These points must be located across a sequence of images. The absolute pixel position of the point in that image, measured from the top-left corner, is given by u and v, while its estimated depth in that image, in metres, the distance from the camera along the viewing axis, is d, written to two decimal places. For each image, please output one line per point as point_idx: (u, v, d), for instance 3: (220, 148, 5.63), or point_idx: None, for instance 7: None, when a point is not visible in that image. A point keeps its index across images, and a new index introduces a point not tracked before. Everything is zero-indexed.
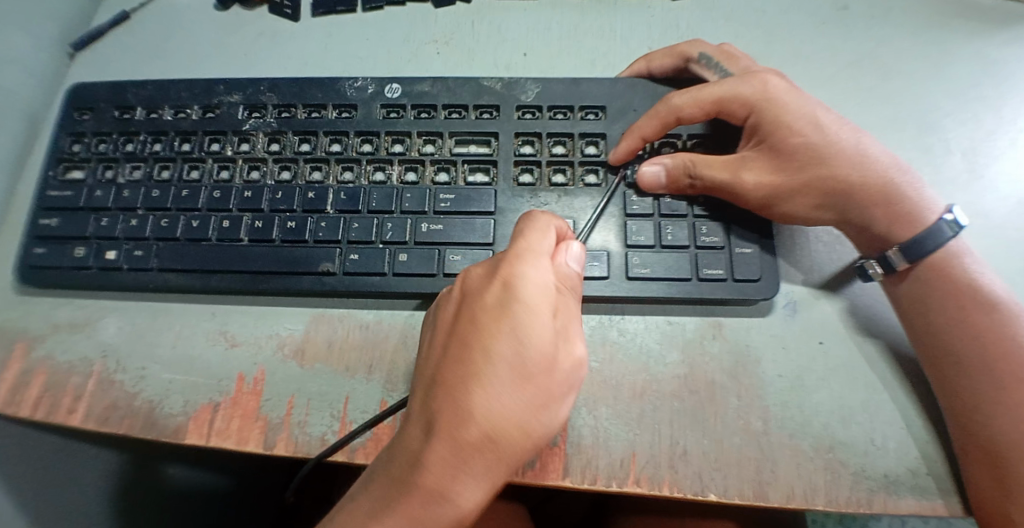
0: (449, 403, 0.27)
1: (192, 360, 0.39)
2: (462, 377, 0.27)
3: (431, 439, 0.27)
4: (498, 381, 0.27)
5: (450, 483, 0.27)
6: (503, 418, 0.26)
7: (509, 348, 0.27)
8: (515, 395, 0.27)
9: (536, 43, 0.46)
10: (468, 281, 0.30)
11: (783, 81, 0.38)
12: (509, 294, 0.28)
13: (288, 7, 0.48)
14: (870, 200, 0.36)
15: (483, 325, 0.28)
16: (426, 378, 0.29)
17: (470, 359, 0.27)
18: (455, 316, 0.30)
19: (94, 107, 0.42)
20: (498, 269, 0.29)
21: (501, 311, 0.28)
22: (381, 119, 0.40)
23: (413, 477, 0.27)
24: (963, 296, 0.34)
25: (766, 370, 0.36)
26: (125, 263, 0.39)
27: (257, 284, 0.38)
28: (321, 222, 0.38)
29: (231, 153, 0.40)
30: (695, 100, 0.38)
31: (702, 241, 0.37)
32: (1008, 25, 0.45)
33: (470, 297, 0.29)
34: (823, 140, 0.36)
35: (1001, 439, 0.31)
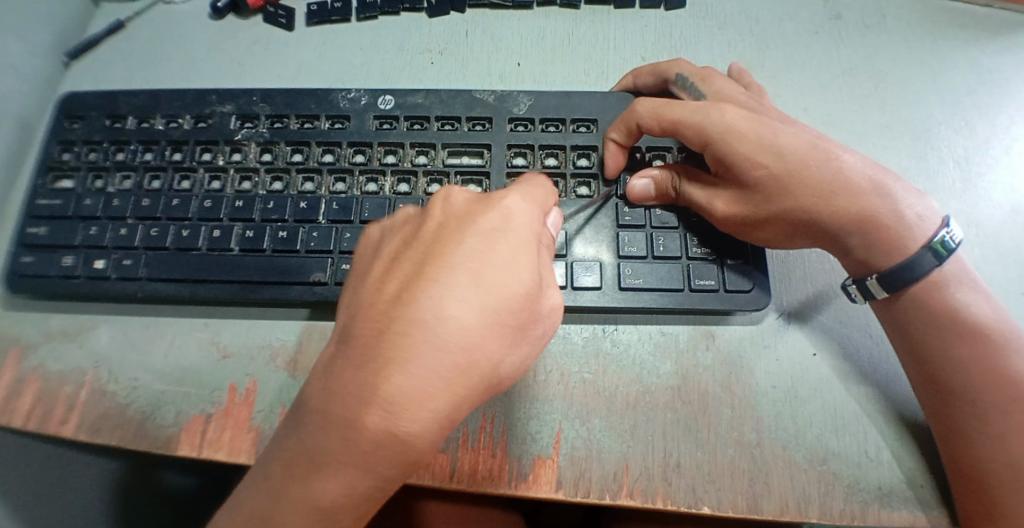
0: (425, 318, 0.25)
1: (185, 370, 0.39)
2: (443, 288, 0.25)
3: (394, 358, 0.25)
4: (484, 303, 0.25)
5: (410, 412, 0.24)
6: (480, 346, 0.25)
7: (503, 276, 0.26)
8: (491, 325, 0.25)
9: (530, 53, 0.46)
10: (450, 201, 0.29)
11: (737, 107, 0.36)
12: (502, 223, 0.27)
13: (282, 17, 0.49)
14: (842, 229, 0.35)
15: (472, 246, 0.26)
16: (391, 290, 0.26)
17: (455, 276, 0.26)
18: (434, 232, 0.28)
19: (85, 116, 0.42)
20: (493, 199, 0.28)
21: (495, 237, 0.27)
22: (374, 130, 0.40)
23: (366, 400, 0.25)
24: (948, 326, 0.33)
25: (760, 382, 0.36)
26: (114, 271, 0.38)
27: (249, 294, 0.38)
28: (313, 232, 0.38)
29: (223, 162, 0.40)
30: (655, 114, 0.36)
31: (693, 252, 0.37)
32: (1002, 34, 0.46)
33: (452, 217, 0.28)
34: (789, 167, 0.34)
35: (990, 461, 0.31)
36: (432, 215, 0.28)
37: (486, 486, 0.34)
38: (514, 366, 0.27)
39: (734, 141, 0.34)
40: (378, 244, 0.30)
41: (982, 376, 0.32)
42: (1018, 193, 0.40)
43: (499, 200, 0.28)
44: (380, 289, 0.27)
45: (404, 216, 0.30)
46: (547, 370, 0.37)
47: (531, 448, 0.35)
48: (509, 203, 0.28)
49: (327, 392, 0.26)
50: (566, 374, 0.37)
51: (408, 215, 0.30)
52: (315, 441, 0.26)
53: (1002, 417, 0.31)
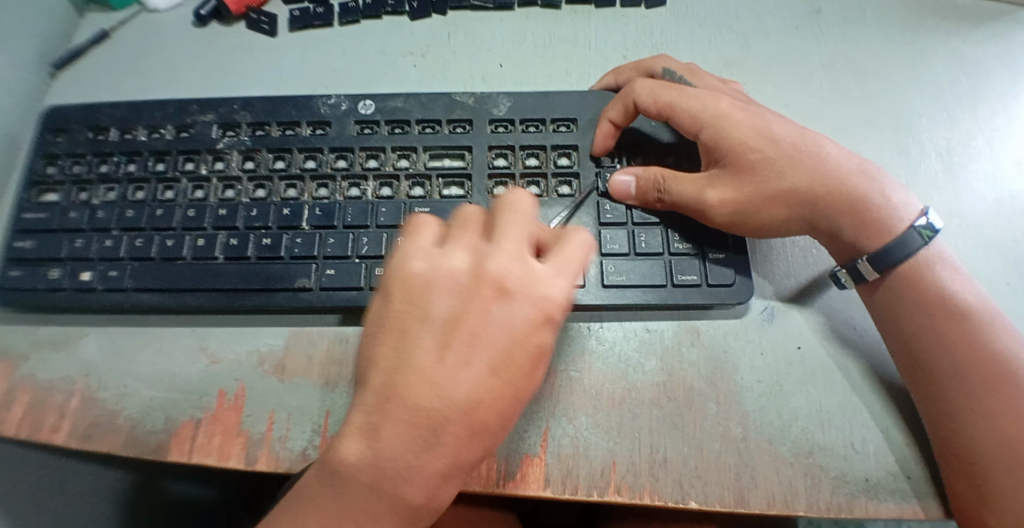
0: (465, 417, 0.26)
1: (174, 377, 0.39)
2: (494, 398, 0.27)
3: (438, 455, 0.26)
4: (514, 404, 0.28)
5: (445, 489, 0.28)
6: (511, 432, 0.29)
7: (530, 379, 0.28)
8: (519, 412, 0.28)
9: (512, 54, 0.46)
10: (507, 283, 0.28)
11: (730, 99, 0.38)
12: (545, 322, 0.28)
13: (265, 23, 0.49)
14: (836, 209, 0.35)
15: (517, 351, 0.27)
16: (438, 378, 0.26)
17: (493, 376, 0.27)
18: (485, 318, 0.27)
19: (67, 129, 0.43)
20: (546, 292, 0.28)
21: (535, 344, 0.28)
22: (355, 135, 0.41)
23: (407, 482, 0.26)
24: (935, 303, 0.34)
25: (744, 376, 0.36)
26: (99, 283, 0.39)
27: (234, 303, 0.38)
28: (297, 238, 0.38)
29: (205, 171, 0.40)
30: (652, 96, 0.38)
31: (675, 247, 0.37)
32: (984, 25, 0.46)
33: (508, 305, 0.27)
34: (784, 150, 0.36)
35: (979, 448, 0.31)
36: (489, 297, 0.28)
37: (474, 486, 0.34)
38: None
39: (730, 126, 0.36)
40: (419, 294, 0.29)
41: (969, 360, 0.33)
42: (1002, 182, 0.40)
43: (549, 290, 0.28)
44: (432, 372, 0.27)
45: (447, 277, 0.29)
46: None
47: (517, 446, 0.35)
48: (555, 291, 0.28)
49: (367, 464, 0.27)
50: (552, 373, 0.37)
51: (451, 273, 0.29)
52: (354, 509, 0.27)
53: (992, 402, 0.32)
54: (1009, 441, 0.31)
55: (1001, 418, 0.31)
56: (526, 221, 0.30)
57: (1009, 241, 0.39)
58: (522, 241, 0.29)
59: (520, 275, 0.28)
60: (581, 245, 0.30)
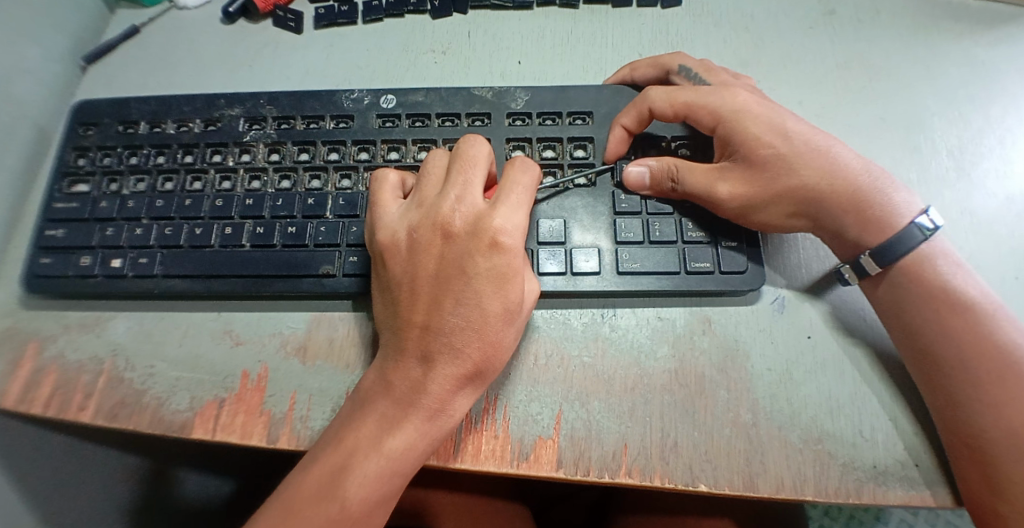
0: (440, 334, 0.32)
1: (199, 358, 0.41)
2: (457, 319, 0.32)
3: (426, 370, 0.32)
4: (479, 323, 0.32)
5: (443, 402, 0.32)
6: (488, 352, 0.32)
7: (494, 298, 0.32)
8: (485, 331, 0.32)
9: (530, 51, 0.47)
10: (452, 226, 0.33)
11: (744, 93, 0.39)
12: (490, 251, 0.32)
13: (291, 21, 0.50)
14: (840, 208, 0.36)
15: (474, 276, 0.32)
16: (415, 309, 0.33)
17: (455, 304, 0.32)
18: (440, 259, 0.33)
19: (97, 122, 0.44)
20: (484, 226, 0.33)
21: (488, 268, 0.32)
22: (377, 128, 0.42)
23: (416, 395, 0.32)
24: (936, 296, 0.35)
25: (754, 364, 0.37)
26: (130, 270, 0.40)
27: (260, 288, 0.39)
28: (321, 227, 0.39)
29: (232, 163, 0.41)
30: (667, 97, 0.39)
31: (688, 236, 0.38)
32: (996, 27, 0.46)
33: (455, 244, 0.33)
34: (794, 151, 0.37)
35: (988, 437, 0.32)
36: (440, 244, 0.33)
37: (489, 465, 0.35)
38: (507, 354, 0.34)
39: (744, 123, 0.37)
40: (394, 255, 0.35)
41: (970, 348, 0.33)
42: (1011, 181, 0.41)
43: (490, 224, 0.33)
44: (409, 311, 0.33)
45: (405, 232, 0.34)
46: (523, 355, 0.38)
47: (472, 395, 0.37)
48: (497, 224, 0.33)
49: (381, 389, 0.33)
50: (566, 358, 0.38)
51: (406, 226, 0.35)
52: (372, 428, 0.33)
53: (993, 388, 0.32)
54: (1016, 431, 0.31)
55: (1007, 407, 0.32)
56: (474, 166, 0.35)
57: (1017, 238, 0.39)
58: (469, 185, 0.34)
59: (465, 218, 0.33)
60: (526, 176, 0.35)
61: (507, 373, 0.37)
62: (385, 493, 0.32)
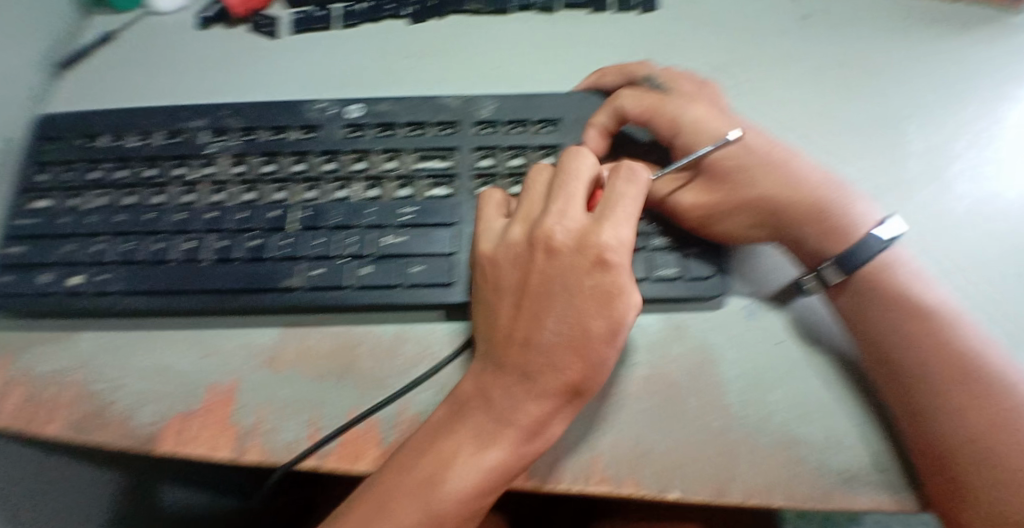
0: (546, 354, 0.32)
1: (168, 369, 0.40)
2: (566, 333, 0.32)
3: (521, 384, 0.32)
4: (558, 332, 0.32)
5: (518, 415, 0.32)
6: (564, 367, 0.32)
7: (592, 312, 0.32)
8: (586, 342, 0.32)
9: (506, 56, 0.47)
10: (555, 242, 0.33)
11: (702, 105, 0.39)
12: (599, 267, 0.32)
13: (266, 26, 0.50)
14: (799, 218, 0.37)
15: (579, 296, 0.32)
16: (518, 327, 0.33)
17: (562, 318, 0.32)
18: (546, 275, 0.33)
19: (57, 137, 0.44)
20: (593, 241, 0.33)
21: (593, 285, 0.32)
22: (344, 138, 0.42)
23: (512, 408, 0.32)
24: (897, 300, 0.35)
25: (725, 371, 0.37)
26: (89, 287, 0.39)
27: (223, 304, 0.39)
28: (284, 239, 0.39)
29: (194, 176, 0.41)
30: (635, 100, 0.40)
31: (654, 244, 0.38)
32: (966, 32, 0.47)
33: (564, 261, 0.33)
34: (750, 162, 0.38)
35: (951, 434, 0.32)
36: (543, 260, 0.33)
37: None
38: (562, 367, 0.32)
39: (702, 134, 0.38)
40: (491, 270, 0.35)
41: (932, 349, 0.33)
42: (982, 184, 0.41)
43: (598, 240, 0.33)
44: (512, 327, 0.33)
45: (510, 247, 0.35)
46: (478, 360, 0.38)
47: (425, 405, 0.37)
48: (602, 240, 0.33)
49: (481, 400, 0.33)
50: None
51: (513, 240, 0.35)
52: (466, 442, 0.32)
53: (955, 388, 0.32)
54: (977, 430, 0.31)
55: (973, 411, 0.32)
56: (578, 182, 0.35)
57: (988, 241, 0.39)
58: (571, 200, 0.34)
59: (558, 236, 0.34)
60: (606, 181, 0.35)
61: None
62: (463, 513, 0.32)
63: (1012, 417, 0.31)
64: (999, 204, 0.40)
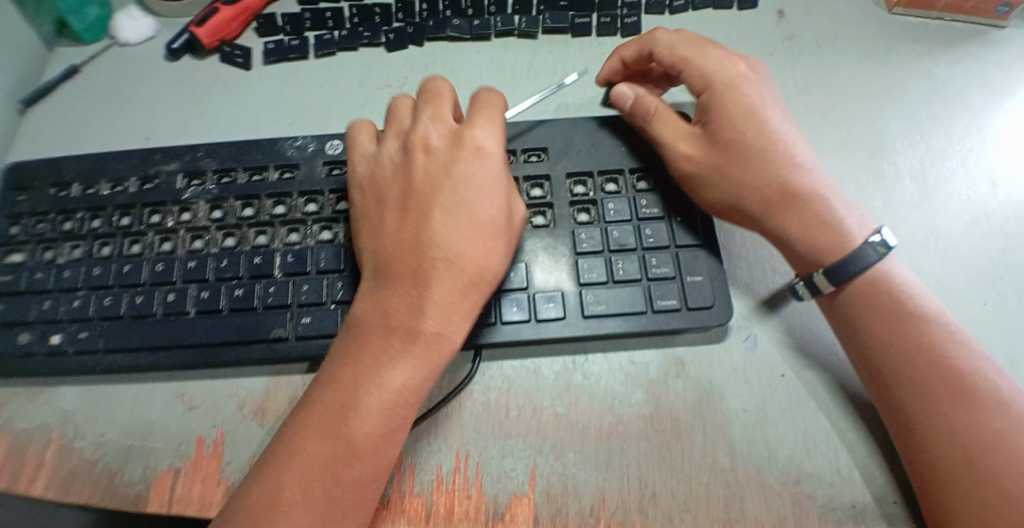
0: (438, 251, 0.34)
1: (152, 424, 0.38)
2: (446, 221, 0.35)
3: (409, 283, 0.34)
4: (449, 224, 0.35)
5: (415, 308, 0.33)
6: (452, 249, 0.34)
7: (477, 203, 0.35)
8: (469, 230, 0.35)
9: (489, 84, 0.46)
10: (430, 143, 0.37)
11: (742, 69, 0.38)
12: (473, 157, 0.36)
13: (239, 57, 0.48)
14: (789, 213, 0.36)
15: (458, 181, 0.36)
16: (406, 233, 0.35)
17: (446, 215, 0.35)
18: (426, 174, 0.36)
19: (30, 187, 0.43)
20: (432, 143, 0.37)
21: (470, 175, 0.36)
22: (325, 176, 0.41)
23: (405, 312, 0.33)
24: (890, 313, 0.34)
25: (729, 405, 0.36)
26: (71, 346, 0.38)
27: (209, 358, 0.38)
28: (269, 287, 0.39)
29: (172, 223, 0.41)
30: (674, 43, 0.39)
31: (653, 272, 0.37)
32: (954, 46, 0.46)
33: (438, 158, 0.37)
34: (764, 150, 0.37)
35: (943, 462, 0.31)
36: (422, 160, 0.37)
37: None
38: (455, 251, 0.34)
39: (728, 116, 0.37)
40: (373, 188, 0.38)
41: (919, 367, 0.33)
42: (978, 202, 0.41)
43: (462, 137, 0.37)
44: (400, 232, 0.35)
45: (390, 162, 0.38)
46: (473, 399, 0.37)
47: (426, 456, 0.35)
48: (475, 138, 0.37)
49: (378, 314, 0.34)
50: (539, 408, 0.36)
51: (392, 157, 0.38)
52: (366, 354, 0.33)
53: (941, 409, 0.32)
54: (965, 454, 0.31)
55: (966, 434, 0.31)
56: (444, 100, 0.39)
57: (984, 261, 0.39)
58: (440, 112, 0.39)
59: (436, 137, 0.37)
60: (409, 113, 0.40)
61: (475, 424, 0.36)
62: (387, 427, 0.32)
63: (1007, 437, 0.30)
64: (995, 222, 0.40)
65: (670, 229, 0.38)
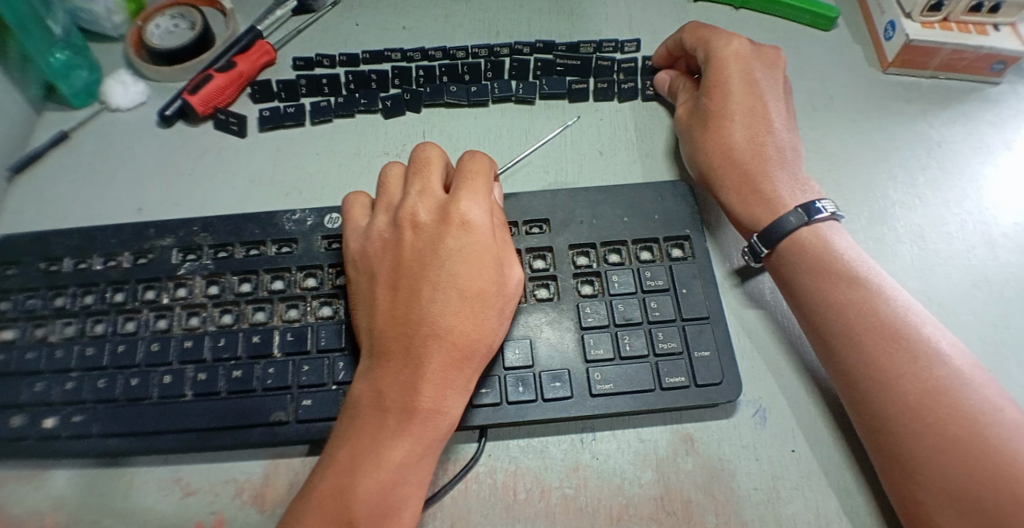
0: (429, 324, 0.33)
1: (147, 512, 0.37)
2: (435, 296, 0.34)
3: (399, 358, 0.33)
4: (439, 298, 0.34)
5: (404, 384, 0.32)
6: (441, 322, 0.33)
7: (467, 275, 0.34)
8: (459, 302, 0.34)
9: (488, 150, 0.46)
10: (418, 218, 0.37)
11: (746, 64, 0.43)
12: (462, 229, 0.35)
13: (234, 124, 0.47)
14: (725, 171, 0.41)
15: (448, 255, 0.35)
16: (396, 307, 0.34)
17: (435, 289, 0.34)
18: (415, 249, 0.36)
19: (20, 261, 0.42)
20: (420, 217, 0.37)
21: (460, 247, 0.35)
22: (324, 251, 0.40)
23: (396, 388, 0.32)
24: (875, 329, 0.33)
25: (740, 483, 0.36)
26: (62, 431, 0.37)
27: (204, 443, 0.36)
28: (268, 368, 0.37)
29: (168, 300, 0.40)
30: (696, 39, 0.45)
31: (660, 347, 0.37)
32: (947, 105, 0.47)
33: (427, 232, 0.36)
34: (739, 144, 0.41)
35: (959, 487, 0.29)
36: (412, 236, 0.36)
37: None
38: (446, 323, 0.33)
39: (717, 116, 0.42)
40: (365, 261, 0.37)
41: (896, 373, 0.32)
42: (977, 266, 0.41)
43: (450, 209, 0.36)
44: (389, 307, 0.35)
45: (380, 238, 0.37)
46: (479, 480, 0.36)
47: None
48: (462, 207, 0.36)
49: (370, 394, 0.33)
50: (547, 490, 0.36)
51: (382, 233, 0.37)
52: (359, 435, 0.32)
53: (925, 416, 0.30)
54: (959, 459, 0.29)
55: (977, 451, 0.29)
56: (433, 170, 0.39)
57: (988, 326, 0.38)
58: (429, 183, 0.38)
59: (423, 211, 0.37)
60: (398, 185, 0.40)
61: (481, 508, 0.35)
62: (389, 508, 0.30)
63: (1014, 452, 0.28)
64: (996, 286, 0.40)
65: (676, 302, 0.38)
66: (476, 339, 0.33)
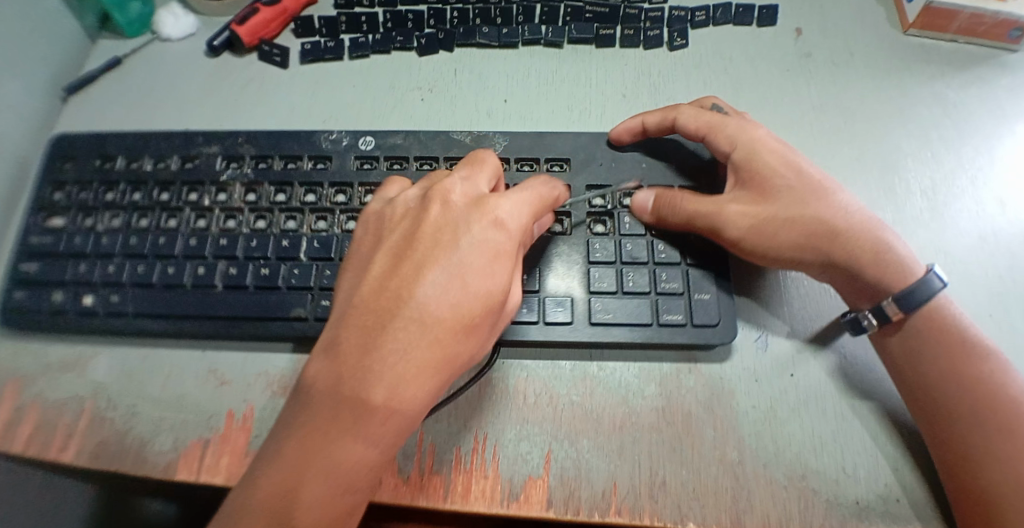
0: (412, 316, 0.29)
1: (182, 397, 0.40)
2: (427, 287, 0.30)
3: (369, 347, 0.29)
4: (434, 285, 0.30)
5: (368, 386, 0.29)
6: (424, 321, 0.29)
7: (471, 274, 0.30)
8: (449, 301, 0.29)
9: (516, 90, 0.48)
10: (450, 199, 0.33)
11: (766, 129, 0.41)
12: (487, 226, 0.31)
13: (277, 55, 0.50)
14: (837, 249, 0.38)
15: (459, 244, 0.31)
16: (389, 282, 0.30)
17: (434, 277, 0.30)
18: (430, 227, 0.32)
19: (76, 156, 0.45)
20: (448, 197, 0.33)
21: (478, 241, 0.31)
22: (355, 170, 0.43)
23: (366, 384, 0.29)
24: (947, 344, 0.36)
25: (740, 402, 0.38)
26: (102, 308, 0.40)
27: (228, 330, 0.39)
28: (294, 269, 0.40)
29: (208, 202, 0.43)
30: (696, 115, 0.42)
31: (662, 287, 0.39)
32: (966, 68, 0.48)
33: (451, 214, 0.32)
34: (825, 211, 0.38)
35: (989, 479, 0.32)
36: (435, 212, 0.32)
37: (478, 506, 0.35)
38: (429, 320, 0.29)
39: (796, 189, 0.38)
40: (378, 225, 0.34)
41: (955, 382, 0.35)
42: (984, 220, 0.42)
43: (486, 204, 0.32)
44: (381, 280, 0.31)
45: (404, 205, 0.34)
46: (492, 385, 0.38)
47: (446, 437, 0.37)
48: (499, 205, 0.32)
49: (333, 378, 0.30)
50: (556, 398, 0.38)
51: (407, 203, 0.34)
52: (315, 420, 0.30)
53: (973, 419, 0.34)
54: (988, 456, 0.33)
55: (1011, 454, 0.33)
56: (486, 167, 0.35)
57: (990, 279, 0.40)
58: (475, 173, 0.34)
59: (459, 191, 0.33)
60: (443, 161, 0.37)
61: (494, 409, 0.38)
62: (331, 505, 0.29)
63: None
64: (1001, 240, 0.42)
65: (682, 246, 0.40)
66: (455, 350, 0.30)
